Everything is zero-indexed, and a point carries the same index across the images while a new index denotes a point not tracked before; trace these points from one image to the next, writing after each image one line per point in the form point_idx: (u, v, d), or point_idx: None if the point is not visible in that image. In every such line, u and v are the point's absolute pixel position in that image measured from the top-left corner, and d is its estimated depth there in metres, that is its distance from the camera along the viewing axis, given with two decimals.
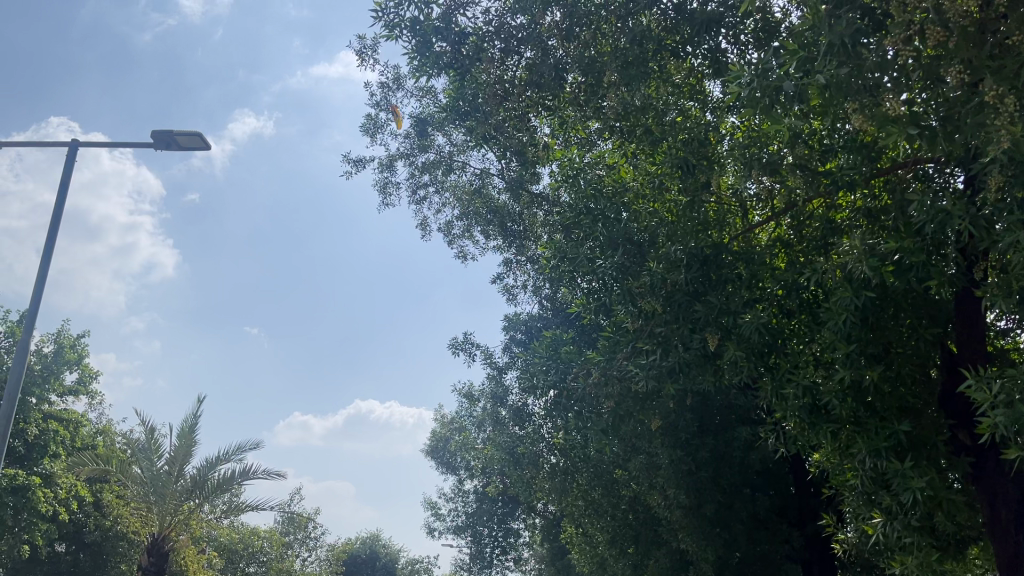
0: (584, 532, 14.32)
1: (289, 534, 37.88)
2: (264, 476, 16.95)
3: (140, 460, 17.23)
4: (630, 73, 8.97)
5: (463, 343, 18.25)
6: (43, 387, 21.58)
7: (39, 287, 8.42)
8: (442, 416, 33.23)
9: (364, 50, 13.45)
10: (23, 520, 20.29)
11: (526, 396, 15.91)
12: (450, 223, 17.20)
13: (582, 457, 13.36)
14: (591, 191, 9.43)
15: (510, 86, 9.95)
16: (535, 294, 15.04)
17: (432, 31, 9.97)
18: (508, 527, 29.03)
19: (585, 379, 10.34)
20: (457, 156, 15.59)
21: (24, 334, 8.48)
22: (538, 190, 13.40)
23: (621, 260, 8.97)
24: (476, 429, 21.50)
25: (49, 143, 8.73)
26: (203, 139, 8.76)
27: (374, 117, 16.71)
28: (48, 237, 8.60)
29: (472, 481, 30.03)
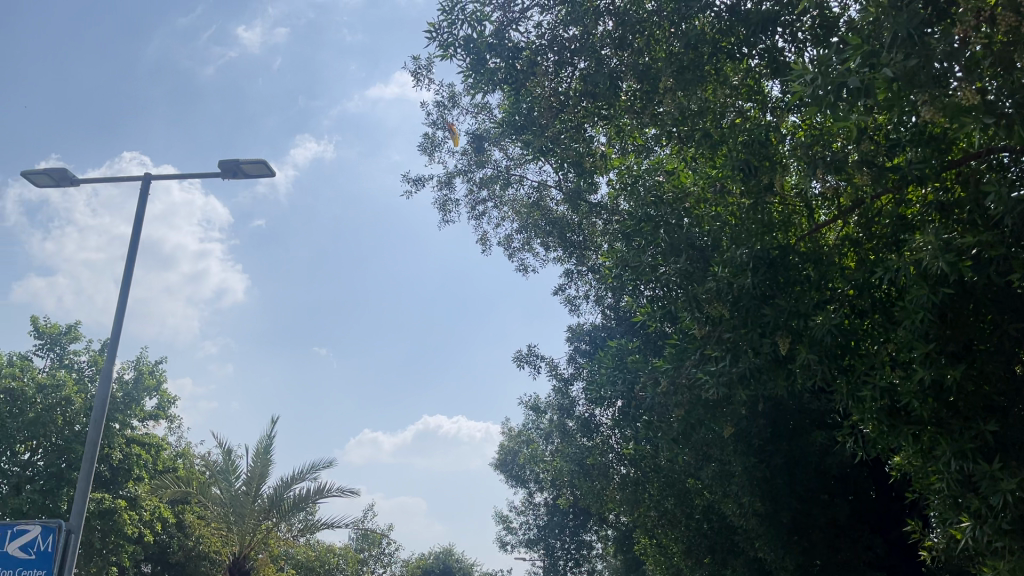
0: (658, 543, 14.15)
1: (364, 550, 38.37)
2: (338, 494, 17.17)
3: (219, 481, 17.65)
4: (686, 78, 8.94)
5: (528, 356, 18.25)
6: (126, 413, 22.34)
7: (119, 316, 8.74)
8: (510, 430, 33.30)
9: (419, 70, 13.68)
10: (111, 542, 20.99)
11: (593, 407, 15.77)
12: (509, 236, 17.25)
13: (652, 467, 13.14)
14: (652, 199, 9.38)
15: (566, 98, 10.04)
16: (598, 304, 14.98)
17: (486, 48, 10.06)
18: (580, 539, 28.87)
19: (654, 388, 10.26)
20: (515, 170, 15.65)
21: (106, 362, 8.78)
22: (596, 200, 13.40)
23: (685, 266, 8.88)
24: (544, 441, 21.48)
25: (123, 178, 9.08)
26: (268, 166, 9.00)
27: (431, 136, 16.92)
28: (127, 267, 8.92)
29: (542, 494, 30.01)
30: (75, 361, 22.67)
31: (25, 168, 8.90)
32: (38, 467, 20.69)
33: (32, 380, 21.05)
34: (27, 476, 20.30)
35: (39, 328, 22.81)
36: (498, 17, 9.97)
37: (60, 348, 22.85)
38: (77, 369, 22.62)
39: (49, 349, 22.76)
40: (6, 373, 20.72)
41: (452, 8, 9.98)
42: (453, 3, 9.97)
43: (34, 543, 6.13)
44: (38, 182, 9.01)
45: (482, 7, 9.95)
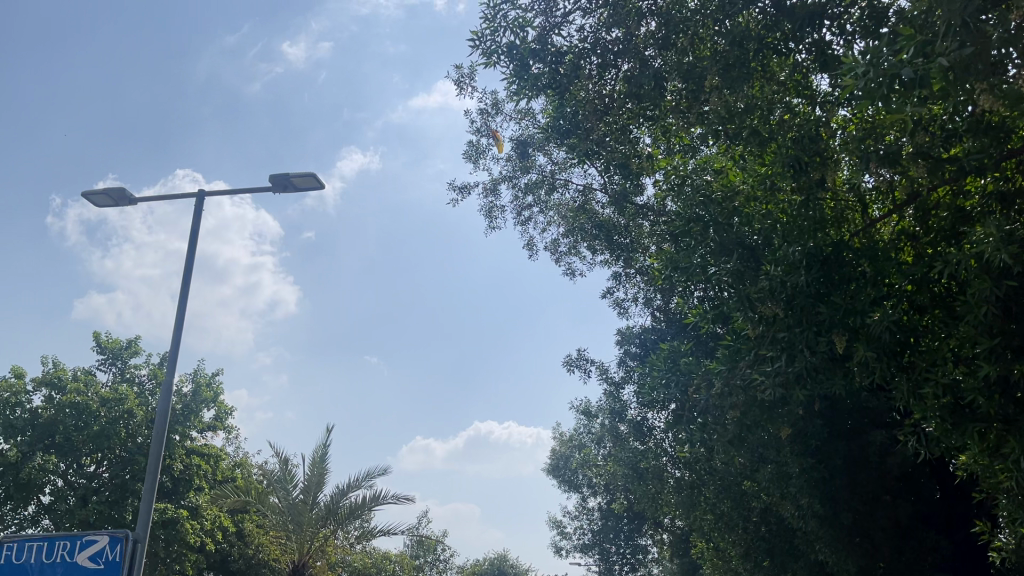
0: (715, 546, 13.99)
1: (420, 557, 38.62)
2: (394, 501, 17.29)
3: (277, 490, 17.93)
4: (732, 75, 8.82)
5: (578, 360, 18.20)
6: (185, 425, 22.83)
7: (177, 331, 8.94)
8: (561, 435, 33.24)
9: (462, 78, 13.78)
10: (175, 551, 21.51)
11: (645, 410, 15.72)
12: (556, 241, 17.23)
13: (708, 470, 12.98)
14: (700, 198, 9.25)
15: (610, 100, 10.02)
16: (647, 306, 14.88)
17: (530, 53, 10.08)
18: (635, 543, 28.69)
19: (708, 390, 10.15)
20: (560, 174, 15.64)
21: (167, 376, 8.99)
22: (642, 201, 13.37)
23: (736, 266, 8.78)
24: (596, 446, 21.38)
25: (178, 196, 9.30)
26: (317, 178, 9.13)
27: (476, 144, 17.00)
28: (184, 282, 9.13)
29: (596, 498, 29.86)
30: (136, 375, 23.26)
31: (85, 189, 9.18)
32: (103, 479, 21.28)
33: (95, 394, 21.66)
34: (92, 487, 20.89)
35: (101, 343, 23.47)
36: (540, 22, 9.98)
37: (121, 362, 23.47)
38: (138, 382, 23.21)
39: (110, 364, 23.40)
40: (71, 388, 21.36)
41: (495, 16, 10.03)
42: (495, 11, 10.01)
43: (102, 553, 6.30)
44: (97, 202, 9.28)
45: (524, 14, 9.98)
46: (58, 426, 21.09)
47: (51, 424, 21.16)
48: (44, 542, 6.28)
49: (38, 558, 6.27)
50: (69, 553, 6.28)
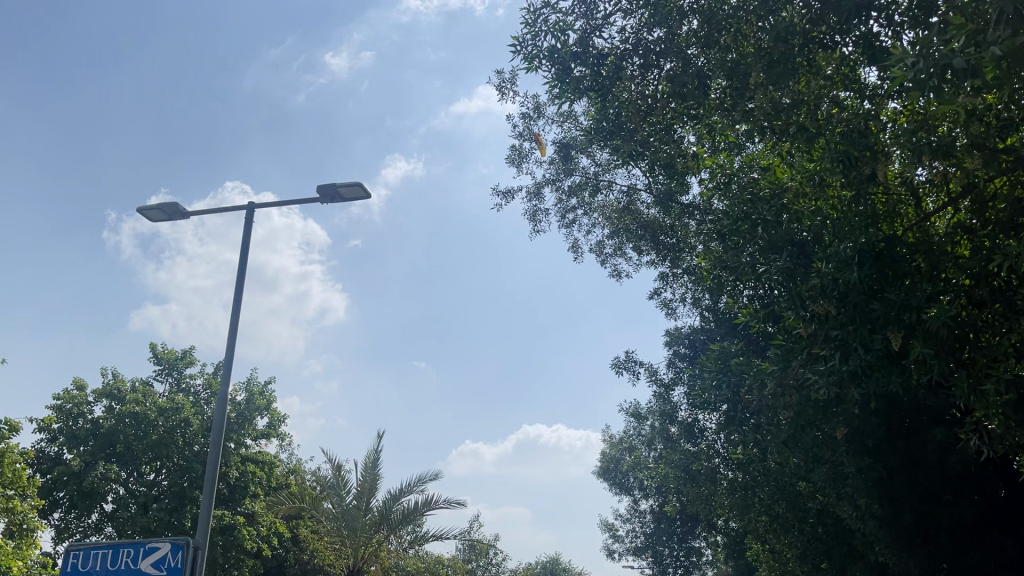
0: (771, 548, 13.80)
1: (472, 561, 38.72)
2: (446, 506, 17.38)
3: (331, 496, 18.11)
4: (777, 72, 8.76)
5: (626, 362, 18.09)
6: (240, 433, 23.25)
7: (231, 342, 9.11)
8: (611, 437, 33.06)
9: (503, 84, 13.83)
10: (233, 557, 21.92)
11: (695, 412, 15.59)
12: (601, 243, 17.17)
13: (761, 471, 12.80)
14: (747, 197, 9.10)
15: (653, 101, 9.98)
16: (696, 306, 14.74)
17: (571, 57, 10.09)
18: (689, 546, 28.39)
19: (760, 390, 10.02)
20: (604, 175, 15.58)
21: (222, 386, 9.16)
22: (688, 200, 13.30)
23: (786, 263, 8.66)
24: (647, 448, 21.19)
25: (229, 209, 9.49)
26: (364, 188, 9.25)
27: (519, 148, 17.03)
28: (236, 293, 9.31)
29: (648, 501, 29.63)
30: (191, 384, 23.78)
31: (140, 205, 9.42)
32: (163, 486, 21.78)
33: (153, 404, 22.19)
34: (153, 495, 21.38)
35: (158, 354, 24.05)
36: (581, 25, 9.99)
37: (177, 372, 24.01)
38: (194, 392, 23.72)
39: (167, 374, 23.96)
40: (130, 398, 21.92)
41: (535, 21, 10.06)
42: (536, 16, 10.04)
43: (165, 560, 6.45)
44: (152, 217, 9.52)
45: (565, 17, 10.00)
46: (119, 436, 21.65)
47: (111, 434, 21.72)
48: (108, 550, 6.45)
49: (103, 565, 6.44)
50: (134, 560, 6.43)
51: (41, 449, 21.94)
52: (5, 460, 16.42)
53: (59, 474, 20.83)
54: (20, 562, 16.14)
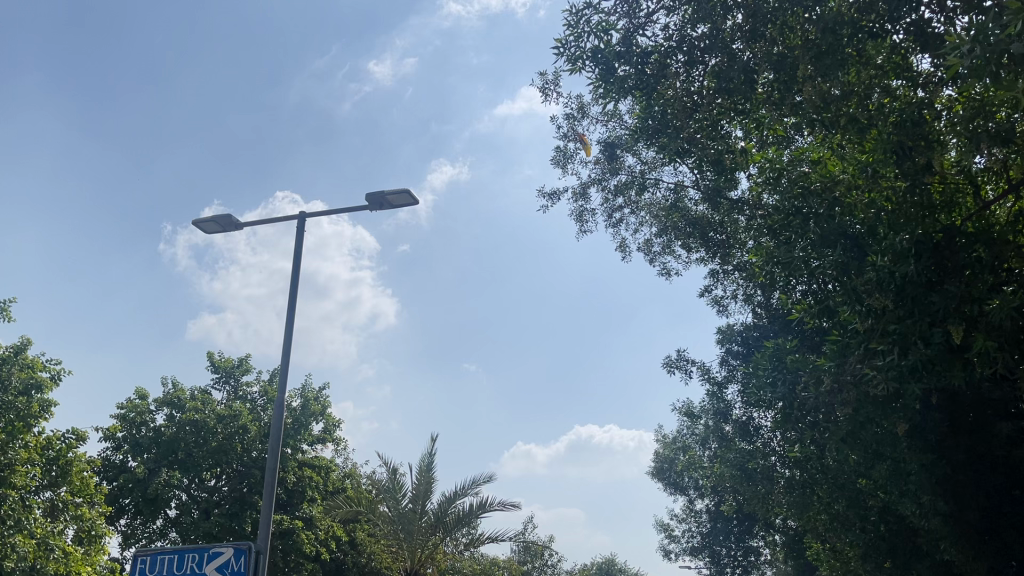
0: (831, 547, 13.58)
1: (527, 563, 38.68)
2: (500, 507, 17.44)
3: (387, 500, 18.26)
4: (826, 64, 8.61)
5: (678, 361, 17.95)
6: (296, 438, 23.64)
7: (286, 350, 9.27)
8: (664, 436, 32.81)
9: (547, 85, 13.83)
10: (292, 561, 22.30)
11: (750, 410, 15.42)
12: (649, 241, 17.06)
13: (820, 469, 12.59)
14: (798, 190, 8.94)
15: (699, 97, 9.87)
16: (748, 303, 14.55)
17: (615, 56, 10.07)
18: (747, 545, 28.04)
19: (816, 387, 9.87)
20: (650, 173, 15.48)
21: (278, 393, 9.33)
22: (737, 196, 13.15)
23: (840, 257, 8.53)
24: (701, 446, 20.99)
25: (280, 219, 9.67)
26: (412, 195, 9.34)
27: (564, 149, 17.01)
28: (290, 302, 9.48)
29: (703, 500, 29.35)
30: (248, 392, 24.24)
31: (195, 217, 9.65)
32: (223, 492, 22.27)
33: (212, 412, 22.69)
34: (214, 501, 21.87)
35: (215, 362, 24.57)
36: (624, 25, 9.95)
37: (234, 380, 24.51)
38: (251, 399, 24.19)
39: (225, 382, 24.45)
40: (190, 406, 22.45)
41: (577, 22, 10.06)
42: (578, 17, 10.04)
43: (228, 564, 6.60)
44: (207, 229, 9.75)
45: (607, 17, 9.97)
46: (180, 443, 22.18)
47: (173, 441, 22.26)
48: (175, 555, 6.64)
49: (170, 570, 6.64)
50: (199, 565, 6.62)
51: (107, 457, 22.62)
52: (72, 468, 16.92)
53: (125, 482, 21.43)
54: (89, 567, 16.66)
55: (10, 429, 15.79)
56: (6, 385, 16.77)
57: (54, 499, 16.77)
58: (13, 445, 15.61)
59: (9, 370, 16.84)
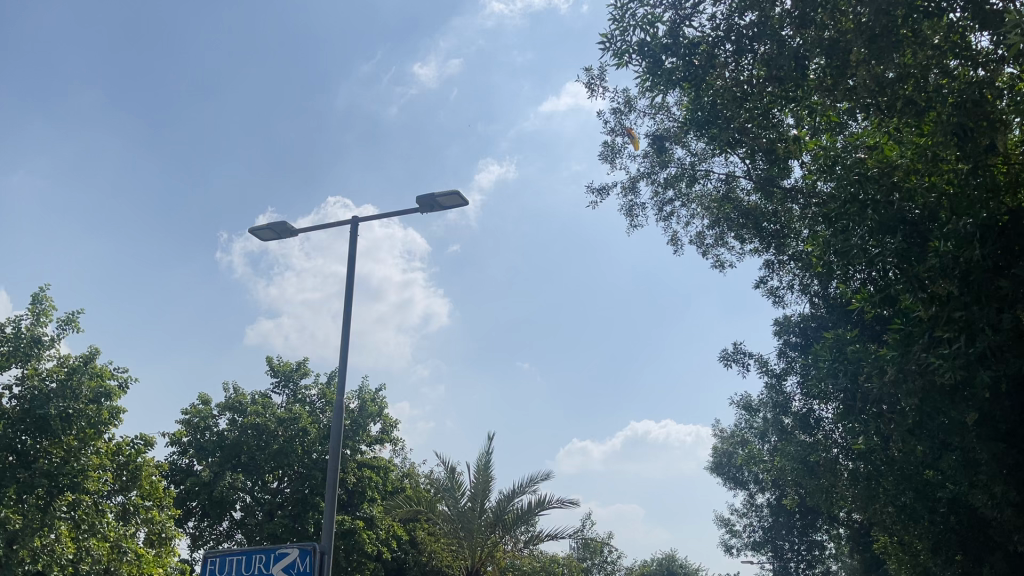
0: (900, 540, 13.25)
1: (586, 560, 38.63)
2: (559, 504, 17.44)
3: (445, 498, 18.37)
4: (880, 47, 8.31)
5: (735, 354, 17.71)
6: (355, 439, 23.96)
7: (343, 353, 9.39)
8: (722, 431, 32.44)
9: (593, 80, 13.76)
10: (355, 561, 22.61)
11: (811, 402, 15.13)
12: (701, 233, 16.87)
13: (885, 460, 12.20)
14: (854, 177, 8.76)
15: (749, 86, 9.69)
16: (805, 293, 14.33)
17: (662, 49, 9.98)
18: (810, 539, 27.57)
19: (879, 377, 9.65)
20: (700, 165, 15.31)
21: (337, 396, 9.46)
22: (790, 184, 12.94)
23: (901, 244, 8.32)
24: (760, 439, 20.69)
25: (333, 225, 9.78)
26: (461, 196, 9.39)
27: (611, 143, 16.92)
28: (346, 306, 9.60)
29: (764, 494, 28.88)
30: (307, 395, 24.66)
31: (251, 225, 9.85)
32: (286, 493, 22.68)
33: (273, 415, 23.13)
34: (277, 502, 22.28)
35: (274, 367, 25.05)
36: (670, 17, 9.86)
37: (293, 383, 24.95)
38: (310, 402, 24.60)
39: (284, 386, 24.92)
40: (252, 410, 22.95)
41: (623, 16, 9.99)
42: (623, 11, 9.98)
43: (294, 565, 6.73)
44: (263, 237, 9.95)
45: (653, 10, 9.89)
46: (243, 446, 22.64)
47: (236, 445, 22.74)
48: (242, 556, 6.81)
49: (238, 570, 6.80)
50: (266, 565, 6.77)
51: (174, 461, 23.24)
52: (141, 473, 17.34)
53: (191, 485, 21.96)
54: (160, 570, 17.19)
55: (82, 436, 16.08)
56: (77, 394, 16.30)
57: (125, 503, 17.19)
58: (84, 452, 16.09)
59: (79, 378, 16.41)
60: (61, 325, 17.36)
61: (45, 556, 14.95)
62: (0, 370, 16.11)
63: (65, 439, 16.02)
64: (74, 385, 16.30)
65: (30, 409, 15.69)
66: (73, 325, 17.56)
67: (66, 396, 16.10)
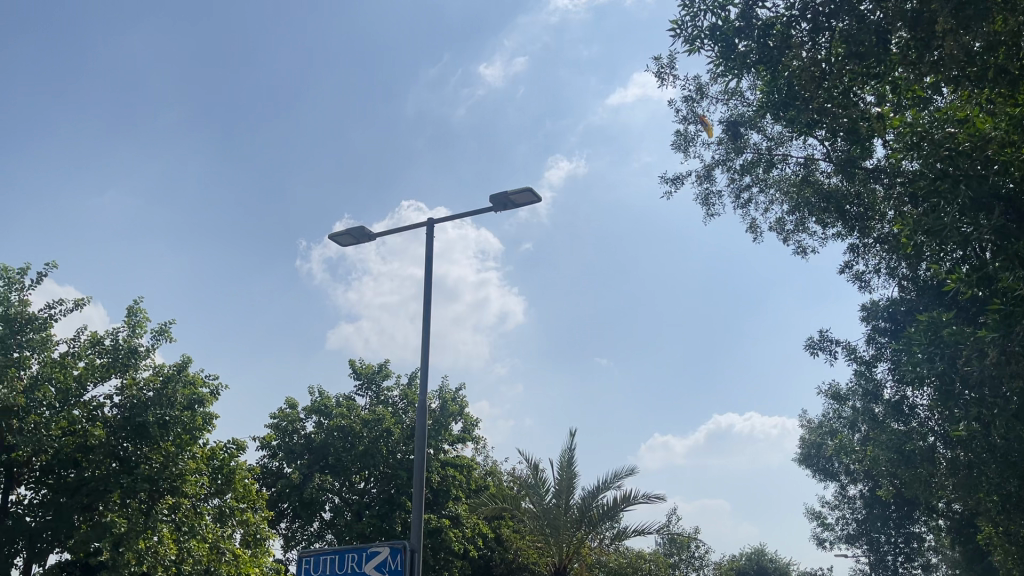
0: (1008, 530, 12.63)
1: (673, 555, 38.16)
2: (644, 500, 17.27)
3: (530, 495, 18.35)
4: (967, 14, 7.83)
5: (821, 342, 17.22)
6: (438, 438, 24.20)
7: (424, 353, 9.44)
8: (810, 422, 31.56)
9: (662, 69, 13.57)
10: (442, 559, 22.91)
11: (904, 389, 14.45)
12: (781, 219, 16.45)
13: (987, 447, 11.39)
14: (945, 152, 8.38)
15: (827, 65, 9.37)
16: (892, 276, 13.95)
17: (734, 32, 9.77)
18: (908, 531, 26.56)
19: (980, 360, 9.21)
20: (777, 149, 14.94)
21: (420, 397, 9.53)
22: (873, 163, 12.54)
23: (999, 220, 8.03)
24: (850, 429, 20.03)
25: (407, 227, 9.84)
26: (534, 193, 9.34)
27: (684, 132, 16.67)
28: (425, 306, 9.68)
29: (857, 486, 28.00)
30: (390, 396, 25.06)
31: (331, 231, 10.04)
32: (373, 494, 23.04)
33: (357, 417, 23.62)
34: (364, 502, 22.66)
35: (357, 369, 25.52)
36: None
37: (375, 385, 25.39)
38: (393, 403, 24.99)
39: (367, 388, 25.37)
40: (337, 413, 23.49)
41: (693, 1, 9.81)
42: None
43: (385, 563, 6.83)
44: (342, 242, 10.12)
45: None
46: (330, 448, 23.17)
47: (324, 447, 23.29)
48: (335, 555, 6.95)
49: (332, 569, 6.95)
50: (358, 564, 6.89)
51: (265, 465, 23.95)
52: (235, 476, 17.92)
53: (282, 487, 22.54)
54: (257, 569, 17.68)
55: (179, 441, 16.73)
56: (172, 401, 17.00)
57: (221, 505, 17.73)
58: (181, 457, 16.54)
59: (174, 387, 17.14)
60: (156, 335, 18.07)
61: (150, 557, 15.36)
62: (101, 381, 16.88)
63: (163, 445, 16.56)
64: (168, 393, 17.02)
65: (131, 417, 16.49)
66: (166, 336, 18.28)
67: (163, 404, 16.84)
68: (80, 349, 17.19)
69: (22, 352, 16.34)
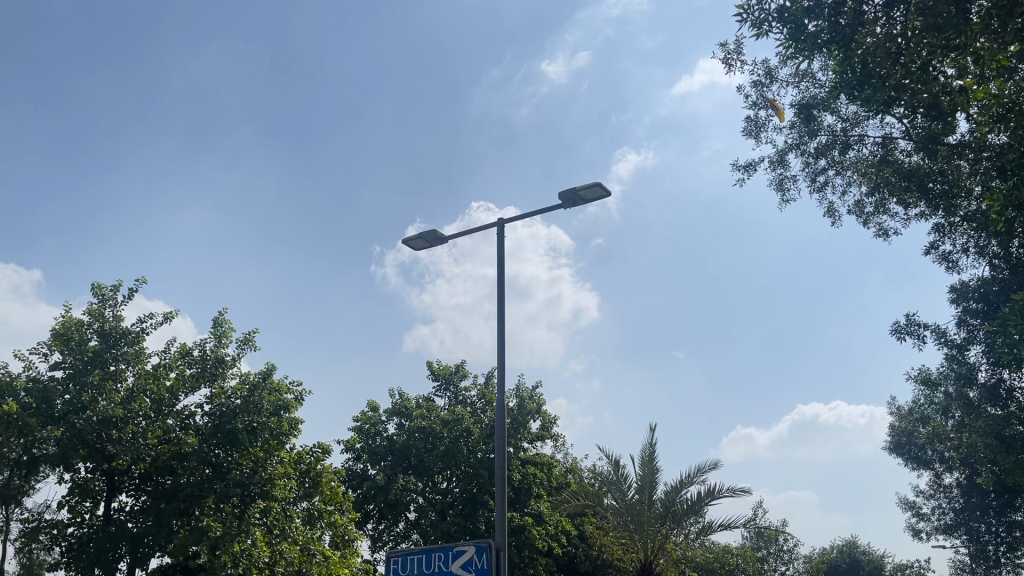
0: None
1: (761, 549, 37.32)
2: (730, 493, 16.97)
3: (612, 492, 18.31)
4: None
5: (908, 327, 16.63)
6: (517, 437, 24.29)
7: (500, 352, 9.48)
8: (900, 408, 30.52)
9: (729, 55, 13.31)
10: (527, 557, 23.00)
11: (1001, 371, 13.86)
12: (860, 201, 15.94)
13: None
14: None
15: (904, 40, 9.12)
16: (982, 255, 13.40)
17: (804, 13, 9.51)
18: (1010, 521, 25.44)
19: None
20: (853, 130, 14.48)
21: (498, 395, 9.57)
22: (956, 138, 12.04)
23: None
24: (943, 416, 19.25)
25: (477, 228, 9.88)
26: (603, 187, 9.29)
27: (754, 118, 16.32)
28: (500, 305, 9.70)
29: (952, 473, 26.97)
30: (468, 396, 25.29)
31: (403, 237, 10.17)
32: (455, 493, 23.16)
33: (437, 418, 23.91)
34: (448, 502, 22.82)
35: (434, 371, 25.83)
36: None
37: (453, 386, 25.64)
38: (471, 403, 25.21)
39: (445, 389, 25.65)
40: (417, 414, 23.87)
41: None
42: None
43: (472, 562, 6.90)
44: (415, 246, 10.24)
45: None
46: (412, 449, 23.53)
47: (406, 448, 23.65)
48: (423, 555, 7.03)
49: (420, 569, 7.02)
50: (445, 563, 6.96)
51: (350, 467, 24.46)
52: (323, 479, 18.39)
53: (368, 489, 22.97)
54: (347, 569, 18.18)
55: (267, 446, 17.26)
56: (260, 408, 17.56)
57: (309, 508, 18.19)
58: (270, 462, 17.23)
59: (260, 394, 17.70)
60: (240, 344, 18.65)
61: (244, 560, 15.81)
62: (191, 391, 17.49)
63: (252, 450, 17.10)
64: (255, 400, 17.57)
65: (221, 424, 17.08)
66: (251, 345, 18.84)
67: (251, 411, 17.40)
68: (171, 361, 17.88)
69: (118, 365, 17.07)
